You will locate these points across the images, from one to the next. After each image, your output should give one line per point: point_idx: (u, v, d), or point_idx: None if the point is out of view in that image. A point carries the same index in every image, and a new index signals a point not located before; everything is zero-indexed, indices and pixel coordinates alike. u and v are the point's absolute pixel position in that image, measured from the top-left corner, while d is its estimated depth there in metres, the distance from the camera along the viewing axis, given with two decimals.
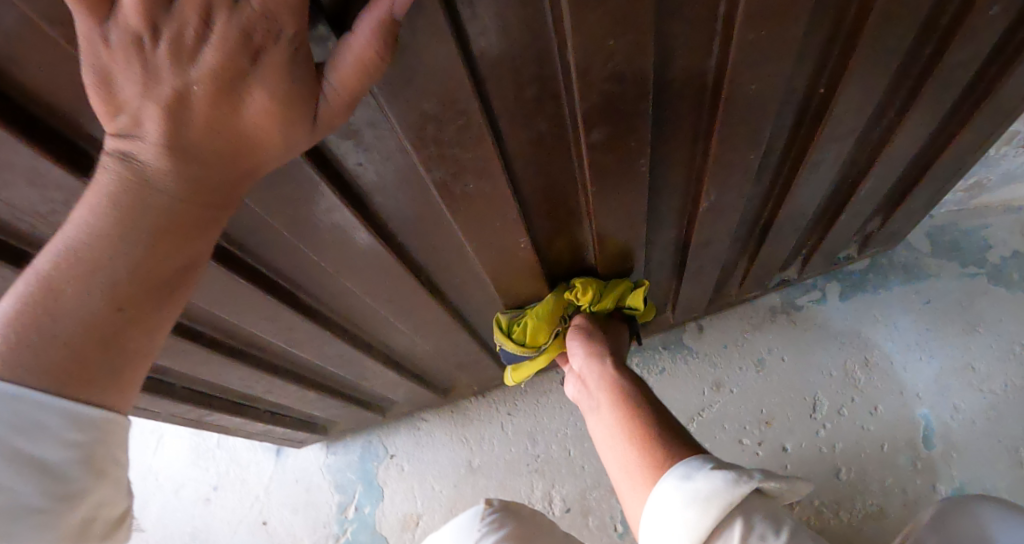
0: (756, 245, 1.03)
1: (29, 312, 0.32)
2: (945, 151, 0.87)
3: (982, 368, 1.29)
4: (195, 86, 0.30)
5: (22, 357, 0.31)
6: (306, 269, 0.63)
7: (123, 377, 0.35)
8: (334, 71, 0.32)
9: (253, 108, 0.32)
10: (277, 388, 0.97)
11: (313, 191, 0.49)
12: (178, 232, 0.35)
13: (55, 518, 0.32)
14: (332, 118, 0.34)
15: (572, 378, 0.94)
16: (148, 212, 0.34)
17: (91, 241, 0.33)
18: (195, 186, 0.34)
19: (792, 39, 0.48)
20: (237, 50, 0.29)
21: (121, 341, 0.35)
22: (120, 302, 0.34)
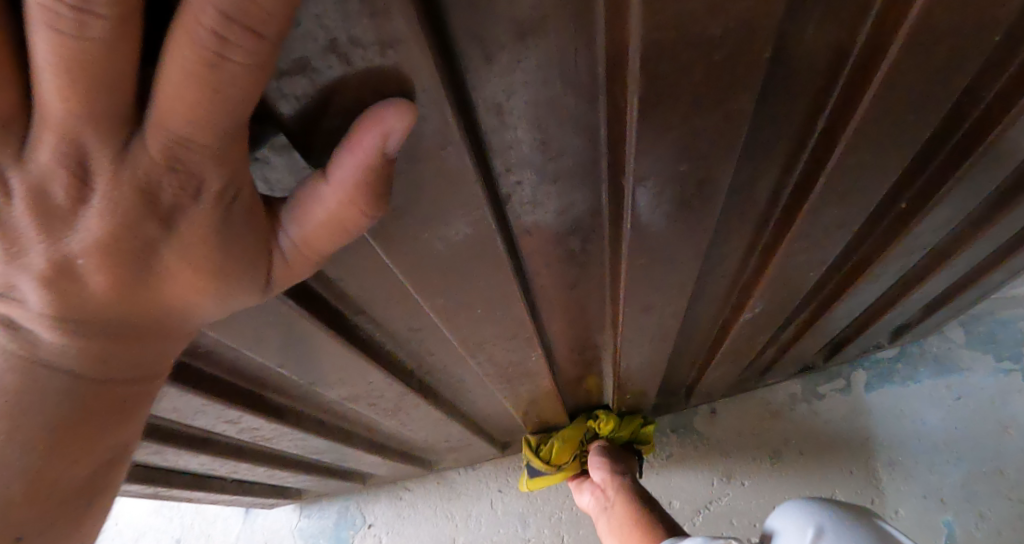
0: (789, 339, 0.92)
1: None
2: (1013, 257, 0.77)
3: (1012, 474, 1.18)
4: (78, 260, 0.19)
5: None
6: (275, 375, 0.52)
7: None
8: (296, 222, 0.23)
9: (173, 280, 0.21)
10: (243, 470, 0.84)
11: (277, 314, 0.37)
12: (101, 420, 0.25)
13: None
14: (288, 273, 0.25)
15: (587, 493, 0.82)
16: (57, 404, 0.23)
17: None
18: (117, 364, 0.24)
19: (894, 155, 0.39)
20: (139, 214, 0.19)
21: None
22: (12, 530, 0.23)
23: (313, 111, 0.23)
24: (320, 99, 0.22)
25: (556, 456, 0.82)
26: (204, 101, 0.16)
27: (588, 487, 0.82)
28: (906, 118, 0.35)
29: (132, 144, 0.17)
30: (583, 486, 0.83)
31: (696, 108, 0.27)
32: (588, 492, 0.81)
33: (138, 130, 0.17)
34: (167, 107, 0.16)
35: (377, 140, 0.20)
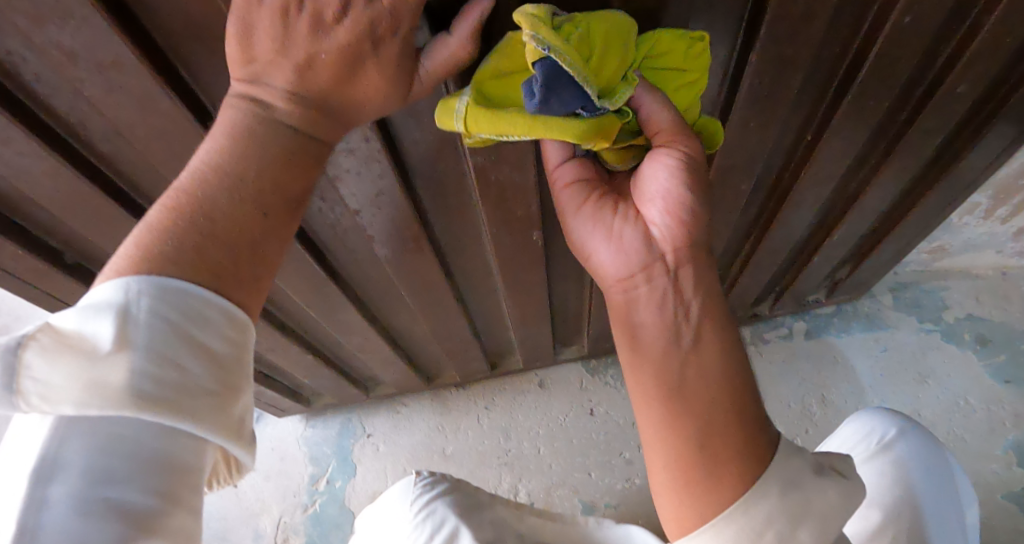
0: (737, 274, 1.13)
1: (186, 214, 0.36)
2: (913, 211, 0.99)
3: (929, 417, 1.41)
4: (321, 54, 0.37)
5: (185, 249, 0.35)
6: (341, 232, 0.70)
7: (259, 281, 0.39)
8: (428, 59, 0.40)
9: (363, 81, 0.39)
10: (280, 347, 1.02)
11: (371, 161, 0.55)
12: (304, 159, 0.41)
13: (223, 402, 0.34)
14: (414, 95, 0.42)
15: (618, 242, 0.50)
16: (285, 141, 0.40)
17: (233, 160, 0.38)
18: (315, 126, 0.41)
19: (789, 84, 0.58)
20: (364, 36, 0.37)
21: (261, 248, 0.38)
22: (263, 208, 0.39)
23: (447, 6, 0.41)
24: None
25: (601, 73, 0.40)
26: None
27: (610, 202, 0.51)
28: (789, 57, 0.54)
29: None
30: (623, 232, 0.50)
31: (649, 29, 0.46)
32: (631, 246, 0.49)
33: None
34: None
35: (484, 10, 0.38)
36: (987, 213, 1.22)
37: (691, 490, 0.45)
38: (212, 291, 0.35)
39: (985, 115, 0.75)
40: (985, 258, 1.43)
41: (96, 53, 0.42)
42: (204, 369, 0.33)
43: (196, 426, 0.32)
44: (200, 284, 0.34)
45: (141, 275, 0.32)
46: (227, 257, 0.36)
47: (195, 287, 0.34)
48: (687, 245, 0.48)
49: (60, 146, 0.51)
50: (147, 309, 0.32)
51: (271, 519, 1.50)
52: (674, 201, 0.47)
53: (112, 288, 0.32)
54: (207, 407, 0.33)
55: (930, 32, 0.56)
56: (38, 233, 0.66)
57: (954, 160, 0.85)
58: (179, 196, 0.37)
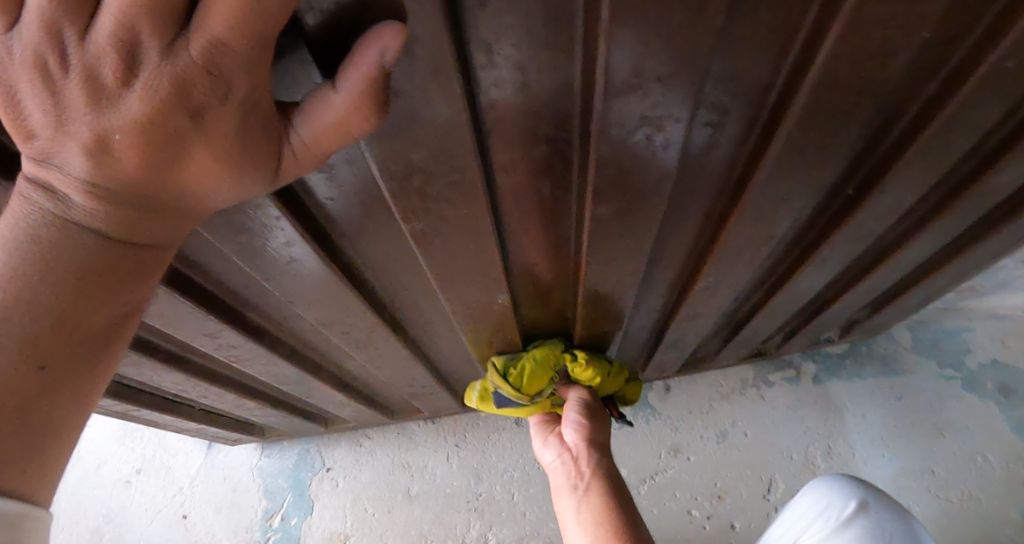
0: (744, 320, 1.00)
1: None
2: (952, 262, 0.85)
3: (942, 474, 1.29)
4: (116, 135, 0.23)
5: None
6: (260, 292, 0.56)
7: (28, 466, 0.25)
8: (304, 125, 0.26)
9: (192, 165, 0.25)
10: (213, 394, 0.88)
11: (271, 226, 0.41)
12: (120, 274, 0.27)
13: None
14: (295, 170, 0.28)
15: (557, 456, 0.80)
16: (84, 250, 0.26)
17: None
18: (138, 227, 0.27)
19: (837, 135, 0.44)
20: (173, 105, 0.22)
21: (31, 416, 0.25)
22: (36, 359, 0.25)
23: (333, 25, 0.27)
24: (338, 14, 0.26)
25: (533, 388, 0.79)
26: (244, 9, 0.20)
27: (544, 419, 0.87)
28: (843, 108, 0.40)
29: (178, 45, 0.21)
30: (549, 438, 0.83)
31: (659, 71, 0.32)
32: (554, 450, 0.81)
33: (183, 35, 0.21)
34: (213, 11, 0.20)
35: (378, 50, 0.24)
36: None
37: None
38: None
39: None
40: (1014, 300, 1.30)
41: None
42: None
43: None
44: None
45: None
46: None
47: None
48: (588, 444, 0.77)
49: None
50: None
51: None
52: (579, 428, 0.78)
53: None
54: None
55: None
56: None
57: (1014, 214, 0.71)
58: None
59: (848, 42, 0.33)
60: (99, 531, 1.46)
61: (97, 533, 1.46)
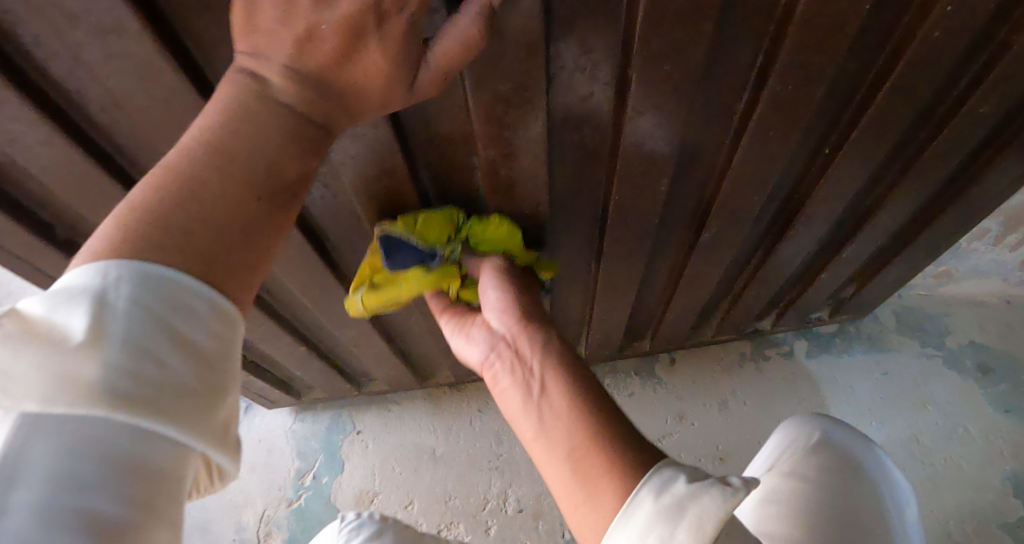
0: (741, 288, 1.12)
1: (170, 193, 0.33)
2: (923, 233, 0.97)
3: (927, 442, 1.39)
4: (321, 27, 0.37)
5: (173, 232, 0.32)
6: (343, 224, 0.69)
7: (252, 271, 0.36)
8: (434, 48, 0.40)
9: (363, 61, 0.39)
10: (271, 337, 1.00)
11: (377, 151, 0.53)
12: (301, 144, 0.39)
13: (205, 406, 0.31)
14: (416, 92, 0.42)
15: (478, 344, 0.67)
16: (285, 124, 0.38)
17: (224, 138, 0.36)
18: (312, 110, 0.40)
19: (812, 98, 0.57)
20: (368, 11, 0.37)
21: (254, 235, 0.36)
22: (249, 191, 0.36)
23: None
24: None
25: (431, 235, 0.64)
26: None
27: (456, 314, 0.73)
28: (815, 73, 0.54)
29: None
30: (472, 334, 0.69)
31: (679, 26, 0.46)
32: (479, 341, 0.67)
33: None
34: None
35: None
36: (996, 240, 1.21)
37: (584, 508, 0.44)
38: (204, 283, 0.33)
39: (1004, 140, 0.74)
40: (989, 285, 1.42)
41: (95, 15, 0.40)
42: (186, 369, 0.30)
43: (174, 431, 0.29)
44: (189, 275, 0.32)
45: (124, 262, 0.30)
46: (221, 248, 0.34)
47: (175, 273, 0.31)
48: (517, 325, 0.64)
49: (57, 118, 0.50)
50: (129, 297, 0.29)
51: (254, 512, 1.47)
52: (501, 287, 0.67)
53: (90, 273, 0.29)
54: (188, 407, 0.30)
55: (956, 53, 0.55)
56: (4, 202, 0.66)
57: (969, 185, 0.83)
58: (159, 177, 0.34)
59: (811, 16, 0.47)
60: None
61: None
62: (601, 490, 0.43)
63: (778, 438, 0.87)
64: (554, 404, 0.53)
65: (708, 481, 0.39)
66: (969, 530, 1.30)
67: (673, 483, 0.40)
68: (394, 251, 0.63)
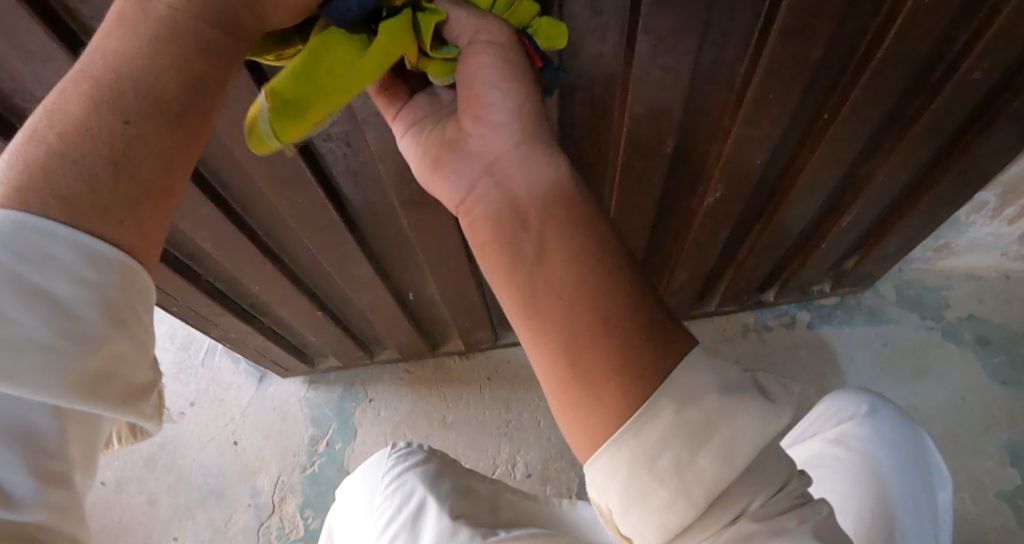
0: (744, 257, 1.15)
1: (44, 131, 0.31)
2: (921, 201, 0.99)
3: (924, 411, 1.44)
4: None
5: (37, 171, 0.30)
6: (363, 180, 0.73)
7: (140, 201, 0.32)
8: None
9: None
10: (291, 299, 1.05)
11: None
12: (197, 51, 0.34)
13: (69, 359, 0.30)
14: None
15: (447, 174, 0.45)
16: (172, 36, 0.33)
17: (103, 57, 0.33)
18: (200, 3, 0.34)
19: (810, 61, 0.60)
20: None
21: (138, 161, 0.32)
22: (125, 114, 0.32)
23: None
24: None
25: None
26: None
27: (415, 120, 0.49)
28: (812, 36, 0.56)
29: None
30: (446, 160, 0.45)
31: None
32: (456, 170, 0.44)
33: None
34: None
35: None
36: (995, 212, 1.23)
37: (574, 409, 0.36)
38: (71, 225, 0.30)
39: (1000, 106, 0.76)
40: (988, 258, 1.45)
41: None
42: (45, 327, 0.29)
43: (31, 391, 0.29)
44: (52, 220, 0.30)
45: None
46: (95, 184, 0.31)
47: (34, 220, 0.29)
48: (517, 146, 0.41)
49: None
50: None
51: (269, 477, 1.55)
52: (495, 75, 0.41)
53: None
54: (47, 370, 0.29)
55: (949, 16, 0.57)
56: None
57: (965, 152, 0.86)
58: (39, 118, 0.32)
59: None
60: (154, 456, 1.63)
61: (152, 458, 1.63)
62: (603, 392, 0.35)
63: (825, 407, 0.96)
64: (553, 275, 0.37)
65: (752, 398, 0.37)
66: (963, 497, 1.35)
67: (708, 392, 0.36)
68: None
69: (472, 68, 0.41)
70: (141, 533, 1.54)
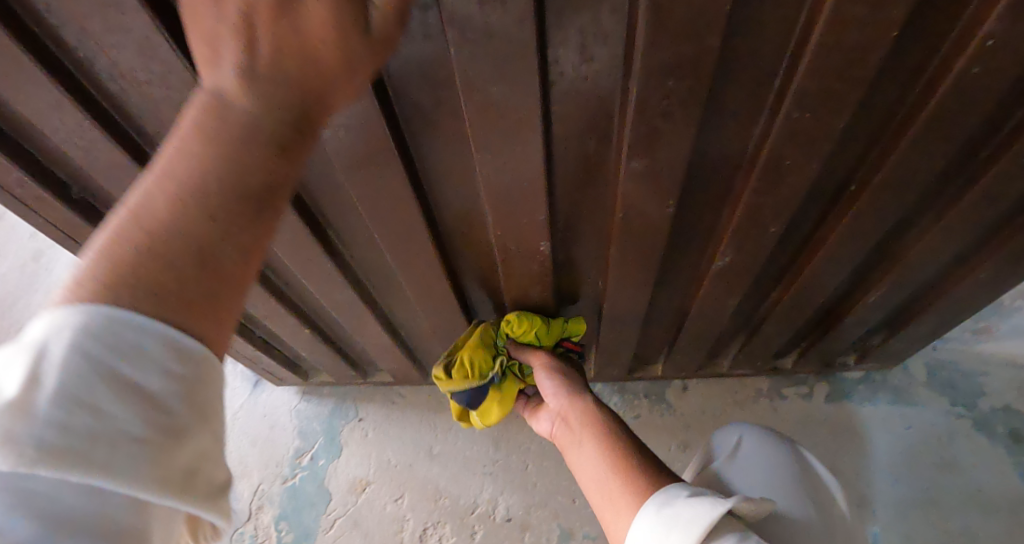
0: (759, 322, 1.07)
1: (125, 239, 0.28)
2: (958, 284, 0.91)
3: (945, 506, 1.31)
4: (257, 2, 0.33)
5: (129, 278, 0.27)
6: (342, 209, 0.70)
7: (217, 302, 0.30)
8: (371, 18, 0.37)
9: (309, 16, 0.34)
10: (278, 317, 1.04)
11: (375, 147, 0.55)
12: (271, 153, 0.32)
13: (156, 449, 0.25)
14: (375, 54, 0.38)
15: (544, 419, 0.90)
16: (240, 131, 0.31)
17: (182, 162, 0.30)
18: (285, 99, 0.33)
19: (834, 130, 0.52)
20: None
21: (218, 261, 0.30)
22: (214, 209, 0.30)
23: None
24: None
25: (483, 363, 0.92)
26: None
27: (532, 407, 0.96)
28: (836, 110, 0.50)
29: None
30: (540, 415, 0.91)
31: (681, 44, 0.42)
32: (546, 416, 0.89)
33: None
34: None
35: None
36: None
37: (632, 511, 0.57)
38: (158, 314, 0.27)
39: None
40: None
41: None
42: (135, 418, 0.25)
43: (124, 486, 0.24)
44: (141, 314, 0.27)
45: (74, 317, 0.25)
46: (167, 285, 0.28)
47: (134, 318, 0.26)
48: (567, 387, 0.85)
49: (54, 71, 0.54)
50: (69, 342, 0.25)
51: (248, 484, 1.47)
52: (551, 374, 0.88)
53: (45, 319, 0.25)
54: (139, 461, 0.25)
55: (998, 97, 0.50)
56: (43, 160, 0.72)
57: (1009, 236, 0.77)
58: (120, 218, 0.29)
59: (827, 48, 0.43)
60: None
61: None
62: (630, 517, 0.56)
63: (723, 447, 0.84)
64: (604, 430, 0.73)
65: (706, 502, 0.49)
66: None
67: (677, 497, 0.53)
68: (469, 391, 0.93)
69: (546, 374, 0.89)
70: None
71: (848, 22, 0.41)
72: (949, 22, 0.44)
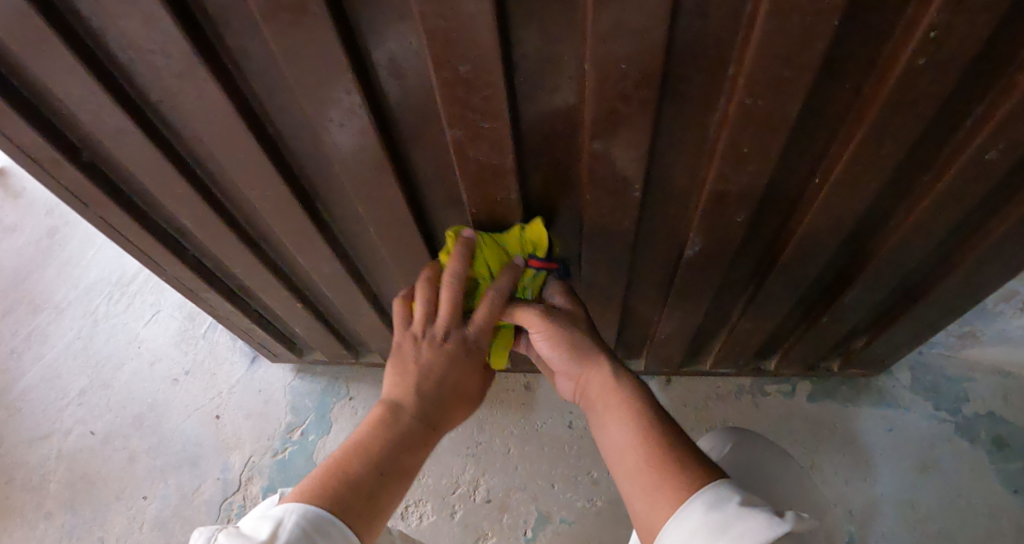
0: (737, 317, 1.09)
1: (336, 477, 0.58)
2: (934, 287, 0.92)
3: (924, 509, 1.31)
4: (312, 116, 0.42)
5: (342, 487, 0.57)
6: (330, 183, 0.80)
7: (372, 516, 0.57)
8: None
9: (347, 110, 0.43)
10: (271, 289, 1.11)
11: (353, 114, 0.59)
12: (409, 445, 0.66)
13: None
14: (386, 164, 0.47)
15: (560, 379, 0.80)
16: (394, 428, 0.66)
17: (382, 424, 0.67)
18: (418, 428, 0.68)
19: (789, 120, 0.54)
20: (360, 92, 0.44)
21: (380, 493, 0.59)
22: (378, 470, 0.61)
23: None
24: None
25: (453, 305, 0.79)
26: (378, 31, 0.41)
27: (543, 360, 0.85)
28: (787, 105, 0.52)
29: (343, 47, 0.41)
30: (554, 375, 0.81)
31: (631, 26, 0.45)
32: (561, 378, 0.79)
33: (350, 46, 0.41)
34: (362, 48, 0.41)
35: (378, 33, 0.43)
36: None
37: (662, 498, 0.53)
38: (339, 518, 0.53)
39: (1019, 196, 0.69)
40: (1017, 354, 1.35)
41: None
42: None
43: None
44: (337, 516, 0.53)
45: (301, 508, 0.51)
46: (349, 504, 0.56)
47: (333, 517, 0.53)
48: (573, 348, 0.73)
49: (69, 39, 0.59)
50: (293, 520, 0.50)
51: (241, 456, 1.55)
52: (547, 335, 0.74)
53: (283, 508, 0.51)
54: None
55: (948, 93, 0.52)
56: (58, 123, 0.77)
57: (978, 239, 0.79)
58: (337, 460, 0.61)
59: (773, 39, 0.45)
60: (142, 416, 1.67)
61: (140, 419, 1.67)
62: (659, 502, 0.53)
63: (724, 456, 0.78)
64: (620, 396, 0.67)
65: (762, 514, 0.45)
66: None
67: (727, 502, 0.48)
68: None
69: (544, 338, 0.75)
70: (116, 486, 1.57)
71: (792, 17, 0.43)
72: (894, 17, 0.46)
